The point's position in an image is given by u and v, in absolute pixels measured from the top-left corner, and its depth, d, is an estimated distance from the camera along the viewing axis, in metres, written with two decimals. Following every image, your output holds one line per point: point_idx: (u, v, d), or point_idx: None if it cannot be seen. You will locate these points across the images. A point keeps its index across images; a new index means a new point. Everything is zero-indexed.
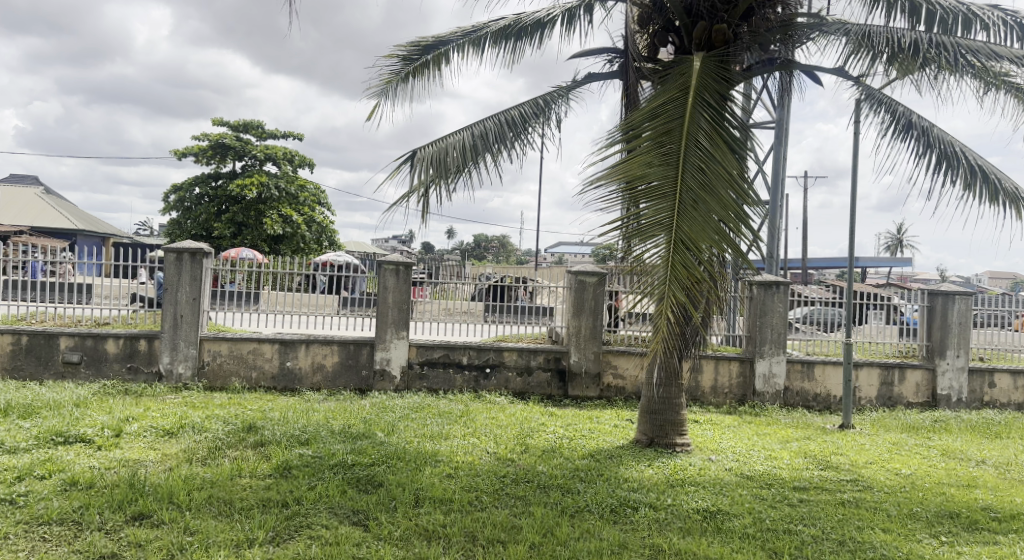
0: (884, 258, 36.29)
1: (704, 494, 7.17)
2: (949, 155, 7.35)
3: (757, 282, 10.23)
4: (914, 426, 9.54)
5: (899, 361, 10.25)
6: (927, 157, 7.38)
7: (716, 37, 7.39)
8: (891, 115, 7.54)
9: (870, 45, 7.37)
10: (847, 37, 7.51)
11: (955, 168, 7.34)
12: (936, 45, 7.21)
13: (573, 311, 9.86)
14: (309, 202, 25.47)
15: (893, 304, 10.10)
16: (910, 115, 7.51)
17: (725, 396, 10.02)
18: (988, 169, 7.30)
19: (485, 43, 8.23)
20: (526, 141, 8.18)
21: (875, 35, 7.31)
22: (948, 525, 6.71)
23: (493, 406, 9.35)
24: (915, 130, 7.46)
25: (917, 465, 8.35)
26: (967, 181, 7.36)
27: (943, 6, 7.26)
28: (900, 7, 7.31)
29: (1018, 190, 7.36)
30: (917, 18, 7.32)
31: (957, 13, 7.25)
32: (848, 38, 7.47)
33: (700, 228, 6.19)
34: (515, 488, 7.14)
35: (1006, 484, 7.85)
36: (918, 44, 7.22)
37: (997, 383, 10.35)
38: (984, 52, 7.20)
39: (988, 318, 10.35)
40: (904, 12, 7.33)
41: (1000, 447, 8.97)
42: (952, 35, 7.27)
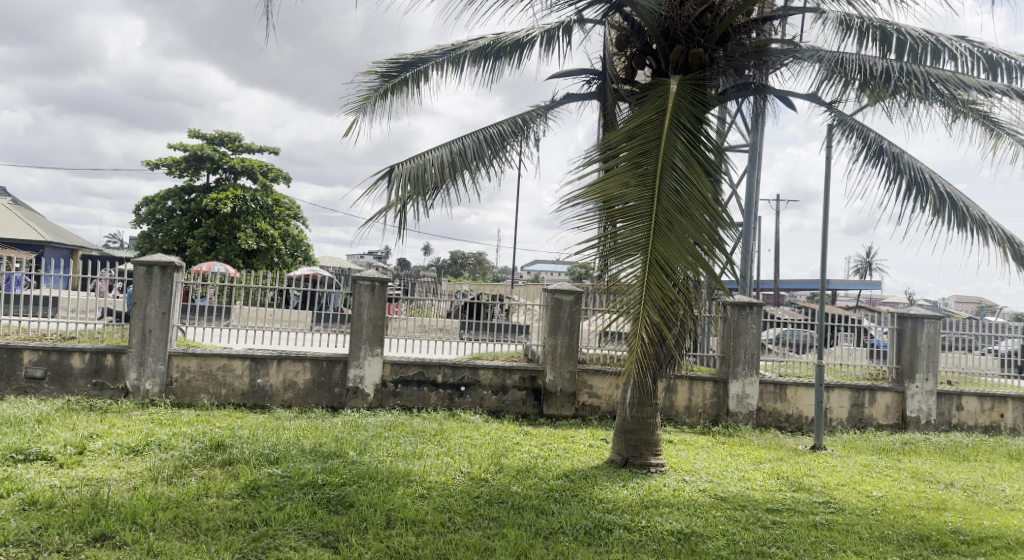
0: (857, 284, 36.79)
1: (679, 516, 7.15)
2: (919, 182, 7.52)
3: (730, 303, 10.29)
4: (885, 448, 9.63)
5: (869, 384, 10.35)
6: (898, 183, 7.56)
7: (692, 61, 7.55)
8: (862, 141, 7.75)
9: (843, 72, 7.59)
10: (820, 64, 7.72)
11: (925, 194, 7.51)
12: (907, 74, 7.40)
13: (549, 330, 9.79)
14: (284, 217, 25.25)
15: (862, 327, 10.04)
16: (881, 141, 7.71)
17: (698, 416, 10.03)
18: (956, 197, 7.46)
19: (465, 62, 8.34)
20: (505, 159, 8.26)
21: (848, 63, 7.51)
22: (919, 549, 6.74)
23: (467, 425, 9.27)
24: (885, 156, 7.67)
25: (888, 488, 8.40)
26: (936, 208, 7.52)
27: (914, 36, 7.48)
28: (871, 36, 7.53)
29: (984, 217, 7.51)
30: (887, 46, 7.53)
31: (927, 43, 7.47)
32: (822, 64, 7.66)
33: (676, 249, 6.25)
34: (488, 508, 7.06)
35: (975, 507, 7.93)
36: (889, 73, 7.42)
37: (964, 406, 10.45)
38: (953, 81, 7.39)
39: (954, 341, 10.43)
40: (875, 41, 7.56)
41: (968, 470, 9.10)
42: (922, 64, 7.48)
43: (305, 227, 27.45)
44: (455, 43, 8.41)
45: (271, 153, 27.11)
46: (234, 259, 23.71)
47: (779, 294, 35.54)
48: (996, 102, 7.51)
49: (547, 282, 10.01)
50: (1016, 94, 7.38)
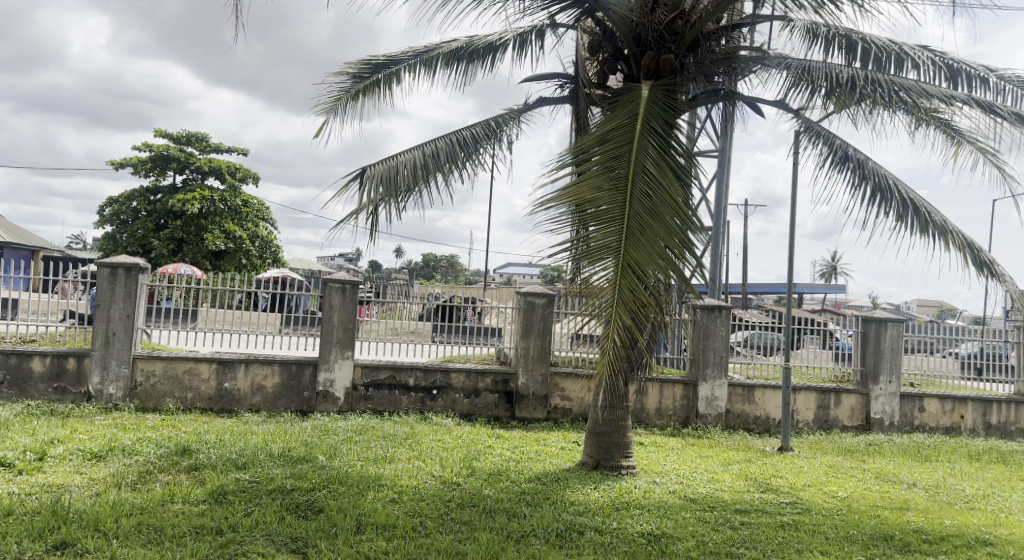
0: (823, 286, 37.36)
1: (649, 517, 7.20)
2: (884, 188, 7.67)
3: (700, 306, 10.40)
4: (850, 449, 9.80)
5: (834, 386, 10.53)
6: (862, 189, 7.71)
7: (663, 66, 7.61)
8: (828, 147, 7.89)
9: (810, 79, 7.71)
10: (788, 71, 7.84)
11: (888, 200, 7.66)
12: (872, 82, 7.54)
13: (521, 333, 9.77)
14: (253, 218, 24.89)
15: (827, 330, 10.33)
16: (846, 147, 7.86)
17: (668, 418, 10.11)
18: (919, 202, 7.62)
19: (437, 64, 8.33)
20: (477, 161, 8.26)
21: (815, 70, 7.64)
22: (884, 548, 6.86)
23: (439, 428, 9.23)
24: (850, 162, 7.82)
25: (853, 488, 8.55)
26: (899, 213, 7.67)
27: (878, 45, 7.63)
28: (837, 45, 7.68)
29: (945, 222, 7.68)
30: (852, 54, 7.67)
31: (891, 52, 7.62)
32: (789, 71, 7.77)
33: (647, 253, 6.29)
34: (460, 512, 7.03)
35: (937, 506, 8.10)
36: (855, 80, 7.55)
37: (926, 408, 10.67)
38: (915, 90, 7.55)
39: (917, 344, 10.68)
40: (841, 49, 7.70)
41: (930, 470, 9.30)
42: (886, 72, 7.63)
43: (274, 228, 27.11)
44: (427, 45, 8.39)
45: (240, 154, 26.74)
46: (201, 261, 23.35)
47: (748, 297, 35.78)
48: (958, 110, 7.67)
49: (519, 284, 9.99)
50: (977, 102, 7.55)
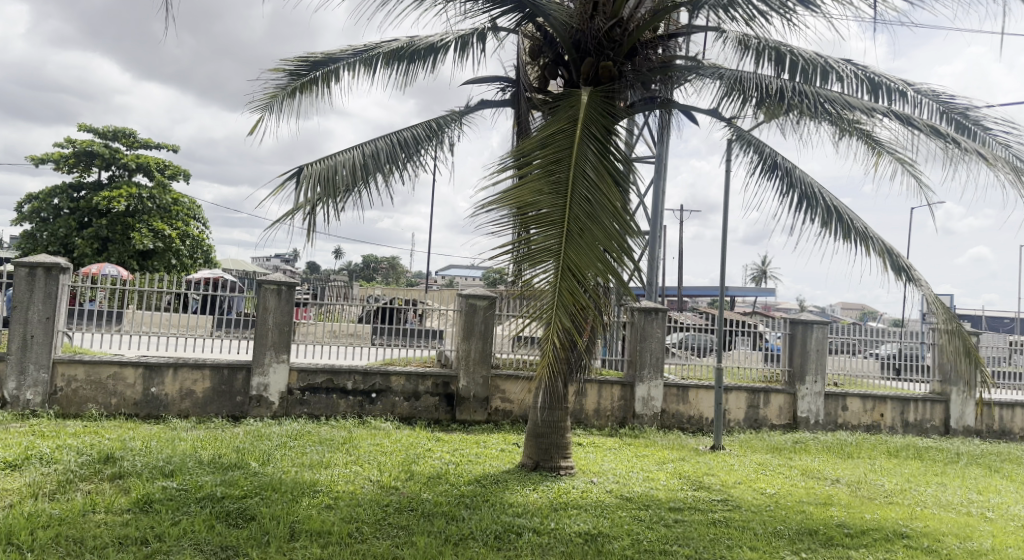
0: (755, 289, 38.26)
1: (586, 517, 7.28)
2: (809, 196, 7.95)
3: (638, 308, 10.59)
4: (778, 447, 10.14)
5: (764, 386, 10.90)
6: (790, 196, 7.99)
7: (602, 73, 7.74)
8: (759, 155, 8.15)
9: (741, 89, 7.95)
10: (721, 81, 8.05)
11: (814, 207, 7.95)
12: (799, 93, 7.78)
13: (462, 335, 9.76)
14: (183, 217, 24.04)
15: (758, 331, 10.77)
16: (775, 155, 8.13)
17: (606, 419, 10.27)
18: (842, 210, 7.87)
19: (377, 64, 8.24)
20: (419, 163, 8.21)
21: (746, 81, 7.90)
22: (809, 542, 7.12)
23: (377, 432, 9.11)
24: (779, 170, 8.09)
25: (780, 485, 8.84)
26: (824, 220, 7.94)
27: (805, 57, 7.88)
28: (767, 56, 7.95)
29: (867, 229, 7.91)
30: (780, 66, 7.94)
31: (816, 65, 7.87)
32: (722, 81, 7.99)
33: (587, 256, 6.35)
34: (397, 517, 6.95)
35: (859, 501, 8.44)
36: (783, 91, 7.80)
37: (849, 406, 11.13)
38: (839, 102, 7.82)
39: (840, 346, 11.09)
40: (771, 61, 7.97)
41: (851, 466, 9.70)
42: (812, 85, 7.88)
43: (204, 228, 26.28)
44: (367, 44, 8.29)
45: (169, 150, 25.82)
46: (127, 260, 22.45)
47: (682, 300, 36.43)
48: (879, 122, 7.90)
49: (460, 286, 9.97)
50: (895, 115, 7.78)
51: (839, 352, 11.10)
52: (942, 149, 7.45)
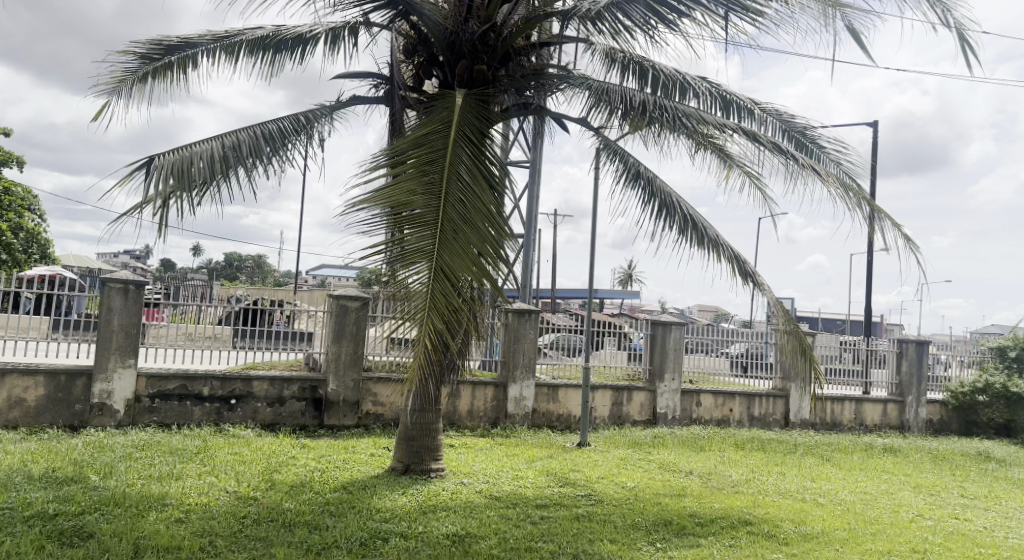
0: (619, 290, 39.09)
1: (455, 519, 7.29)
2: (668, 205, 8.32)
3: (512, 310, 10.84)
4: (638, 442, 10.60)
5: (627, 384, 11.35)
6: (650, 205, 8.36)
7: (476, 77, 7.79)
8: (623, 164, 8.46)
9: (607, 100, 8.19)
10: (589, 91, 8.28)
11: (672, 215, 8.34)
12: (660, 107, 8.05)
13: (332, 337, 9.49)
14: (15, 208, 21.52)
15: (625, 331, 11.28)
16: (638, 165, 8.46)
17: (479, 419, 10.44)
18: (697, 219, 8.29)
19: (240, 52, 7.81)
20: (285, 157, 7.83)
21: (611, 93, 8.13)
22: (663, 532, 7.47)
23: (235, 441, 8.63)
24: (641, 179, 8.45)
25: (639, 478, 9.23)
26: (681, 228, 8.33)
27: (665, 73, 8.19)
28: (631, 70, 8.25)
29: (718, 238, 8.34)
30: (642, 80, 8.26)
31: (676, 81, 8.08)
32: (590, 92, 8.22)
33: (460, 258, 6.29)
34: (256, 528, 6.63)
35: (709, 492, 8.95)
36: (645, 105, 7.99)
37: (702, 402, 11.79)
38: (695, 117, 8.06)
39: (696, 344, 11.91)
40: (635, 75, 8.27)
41: (703, 458, 10.28)
42: (671, 100, 8.19)
43: (40, 221, 24.02)
44: (228, 30, 7.82)
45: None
46: None
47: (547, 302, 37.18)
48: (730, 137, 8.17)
49: (332, 288, 9.79)
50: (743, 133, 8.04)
51: (695, 350, 11.88)
52: (782, 165, 7.83)
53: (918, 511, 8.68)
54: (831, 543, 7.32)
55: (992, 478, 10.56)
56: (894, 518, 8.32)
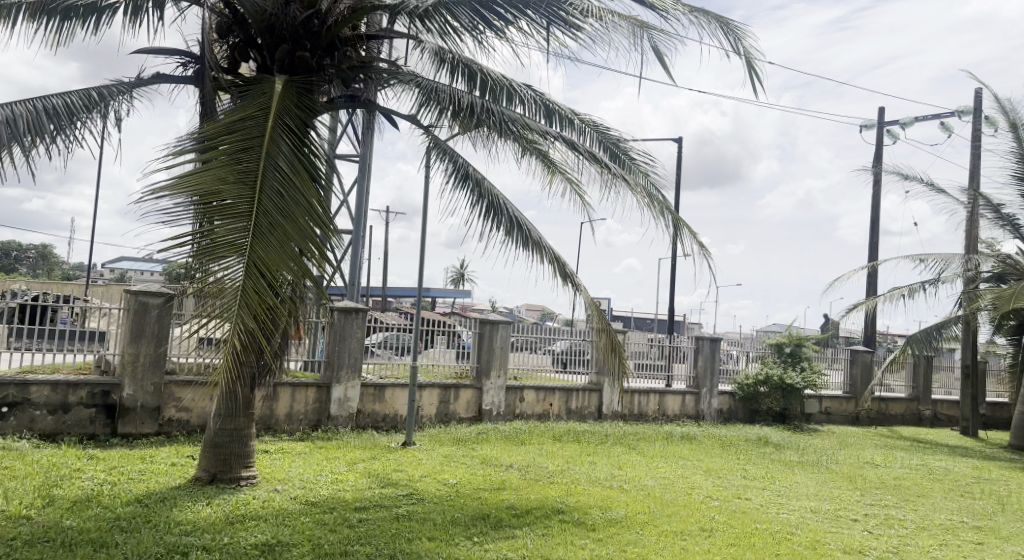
0: (450, 291, 38.74)
1: (264, 528, 6.82)
2: (495, 206, 8.26)
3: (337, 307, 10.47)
4: (463, 438, 10.54)
5: (454, 382, 11.35)
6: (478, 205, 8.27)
7: (298, 64, 7.32)
8: (452, 164, 8.30)
9: (435, 100, 7.99)
10: (419, 88, 8.05)
11: (499, 217, 8.31)
12: (486, 110, 7.96)
13: (130, 337, 8.66)
14: None
15: (454, 330, 11.21)
16: (467, 166, 8.34)
17: (299, 422, 10.00)
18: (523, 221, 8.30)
19: (19, 15, 6.89)
20: (72, 136, 7.02)
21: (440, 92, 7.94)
22: (480, 526, 7.38)
23: (7, 454, 7.67)
24: (470, 180, 8.34)
25: (461, 475, 9.11)
26: (506, 229, 8.32)
27: (494, 77, 8.07)
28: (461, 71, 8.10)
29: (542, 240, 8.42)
30: (472, 82, 8.14)
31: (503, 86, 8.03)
32: (418, 90, 7.99)
33: (276, 254, 5.81)
34: (26, 552, 5.87)
35: (529, 484, 8.98)
36: (472, 107, 7.91)
37: (525, 398, 12.00)
38: (520, 123, 8.06)
39: (523, 342, 11.98)
40: (464, 76, 8.11)
41: (524, 452, 10.34)
42: (498, 104, 8.11)
43: None
44: None
45: None
46: None
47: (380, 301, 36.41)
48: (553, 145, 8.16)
49: (130, 283, 8.85)
50: (567, 142, 8.02)
51: (521, 348, 11.96)
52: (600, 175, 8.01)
53: (708, 492, 9.29)
54: (633, 528, 7.65)
55: (769, 461, 11.52)
56: (687, 500, 8.86)
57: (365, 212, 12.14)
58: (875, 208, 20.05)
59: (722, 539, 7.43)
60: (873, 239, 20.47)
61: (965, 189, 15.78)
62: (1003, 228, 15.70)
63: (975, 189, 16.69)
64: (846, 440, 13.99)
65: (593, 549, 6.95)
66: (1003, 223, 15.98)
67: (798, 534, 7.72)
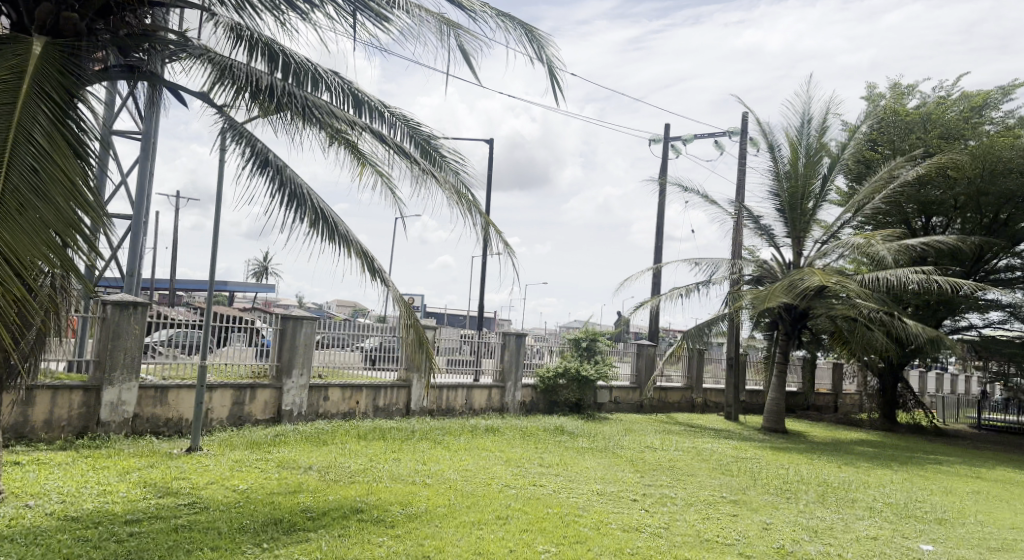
0: (250, 286, 36.96)
1: (8, 551, 5.94)
2: (299, 197, 7.31)
3: (110, 302, 9.51)
4: (257, 442, 9.89)
5: (250, 382, 10.80)
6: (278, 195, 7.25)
7: (64, 26, 6.11)
8: (250, 150, 7.26)
9: (230, 78, 6.99)
10: (211, 64, 7.00)
11: (303, 208, 7.35)
12: (289, 95, 7.07)
13: None
14: None
15: (256, 327, 10.70)
16: (267, 153, 7.34)
17: (60, 430, 8.95)
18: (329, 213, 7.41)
19: None
20: None
21: (235, 69, 6.95)
22: (272, 532, 6.84)
23: None
24: (270, 167, 7.31)
25: (253, 480, 8.45)
26: (311, 222, 7.36)
27: (298, 59, 7.20)
28: (260, 51, 7.19)
29: (349, 232, 7.65)
30: (274, 64, 7.18)
31: (308, 70, 7.23)
32: (210, 65, 6.97)
33: (27, 243, 4.56)
34: None
35: (326, 485, 8.51)
36: (273, 89, 7.00)
37: (330, 397, 11.71)
38: (325, 112, 7.27)
39: (331, 340, 11.68)
40: (263, 56, 7.19)
41: (324, 453, 9.83)
42: (302, 89, 7.25)
43: None
44: None
45: None
46: None
47: (169, 293, 33.70)
48: (361, 138, 7.58)
49: None
50: (376, 135, 7.48)
51: (327, 347, 11.65)
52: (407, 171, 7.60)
53: (507, 481, 9.32)
54: (431, 521, 7.47)
55: (562, 448, 11.95)
56: (486, 491, 8.79)
57: (147, 196, 11.06)
58: (659, 215, 21.49)
59: (516, 526, 7.54)
60: (657, 244, 21.84)
61: (733, 201, 17.26)
62: (760, 237, 17.29)
63: (740, 202, 18.34)
64: (631, 427, 14.87)
65: (389, 546, 6.70)
66: (761, 233, 17.51)
67: (585, 515, 8.13)
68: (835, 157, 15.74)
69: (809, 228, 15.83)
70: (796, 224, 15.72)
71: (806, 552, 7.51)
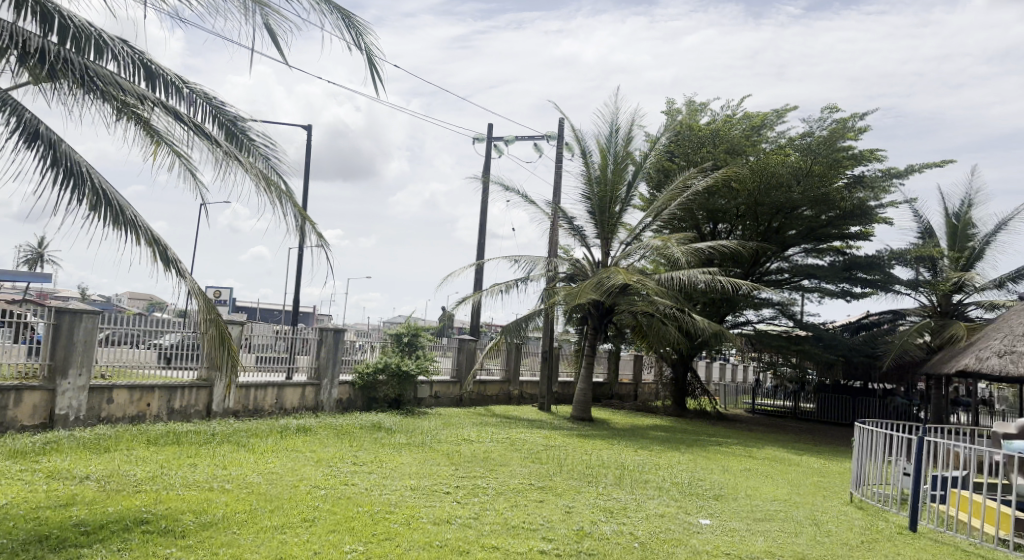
0: (27, 279, 33.25)
1: None
2: (77, 175, 6.20)
3: None
4: (21, 451, 8.75)
5: (17, 383, 9.56)
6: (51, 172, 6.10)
7: None
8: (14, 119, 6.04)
9: None
10: None
11: (82, 189, 6.23)
12: (66, 61, 6.03)
13: None
14: None
15: (22, 321, 9.35)
16: (36, 124, 6.15)
17: None
18: (114, 193, 6.39)
19: None
20: None
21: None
22: (34, 551, 6.03)
23: None
24: (40, 141, 6.12)
25: (14, 493, 7.40)
26: (93, 203, 6.28)
27: (76, 21, 6.18)
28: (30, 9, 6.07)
29: (138, 216, 6.57)
30: (47, 26, 6.03)
31: (89, 34, 6.22)
32: None
33: None
34: None
35: (104, 495, 7.58)
36: (45, 54, 5.95)
37: (114, 399, 10.60)
38: (110, 82, 6.26)
39: (115, 336, 10.53)
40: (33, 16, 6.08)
41: (106, 461, 8.83)
42: (83, 56, 6.20)
43: None
44: None
45: None
46: None
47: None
48: (152, 115, 6.61)
49: None
50: (173, 112, 6.61)
51: (112, 344, 10.52)
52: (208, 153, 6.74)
53: (316, 482, 8.78)
54: (228, 529, 6.85)
55: (378, 444, 11.52)
56: (292, 493, 8.21)
57: None
58: (482, 212, 21.53)
59: (323, 527, 7.08)
60: (479, 242, 21.84)
61: (550, 201, 17.56)
62: (574, 238, 17.64)
63: (556, 202, 18.67)
64: (449, 421, 14.72)
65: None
66: (574, 233, 17.91)
67: (395, 512, 7.76)
68: (638, 165, 16.42)
69: (616, 230, 16.29)
70: (605, 223, 16.15)
71: (602, 532, 7.59)
